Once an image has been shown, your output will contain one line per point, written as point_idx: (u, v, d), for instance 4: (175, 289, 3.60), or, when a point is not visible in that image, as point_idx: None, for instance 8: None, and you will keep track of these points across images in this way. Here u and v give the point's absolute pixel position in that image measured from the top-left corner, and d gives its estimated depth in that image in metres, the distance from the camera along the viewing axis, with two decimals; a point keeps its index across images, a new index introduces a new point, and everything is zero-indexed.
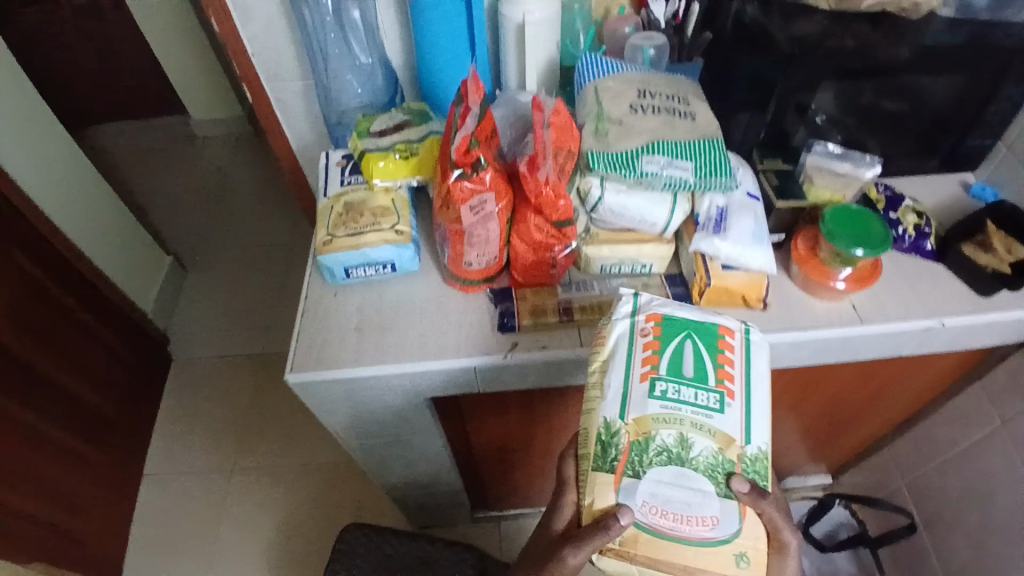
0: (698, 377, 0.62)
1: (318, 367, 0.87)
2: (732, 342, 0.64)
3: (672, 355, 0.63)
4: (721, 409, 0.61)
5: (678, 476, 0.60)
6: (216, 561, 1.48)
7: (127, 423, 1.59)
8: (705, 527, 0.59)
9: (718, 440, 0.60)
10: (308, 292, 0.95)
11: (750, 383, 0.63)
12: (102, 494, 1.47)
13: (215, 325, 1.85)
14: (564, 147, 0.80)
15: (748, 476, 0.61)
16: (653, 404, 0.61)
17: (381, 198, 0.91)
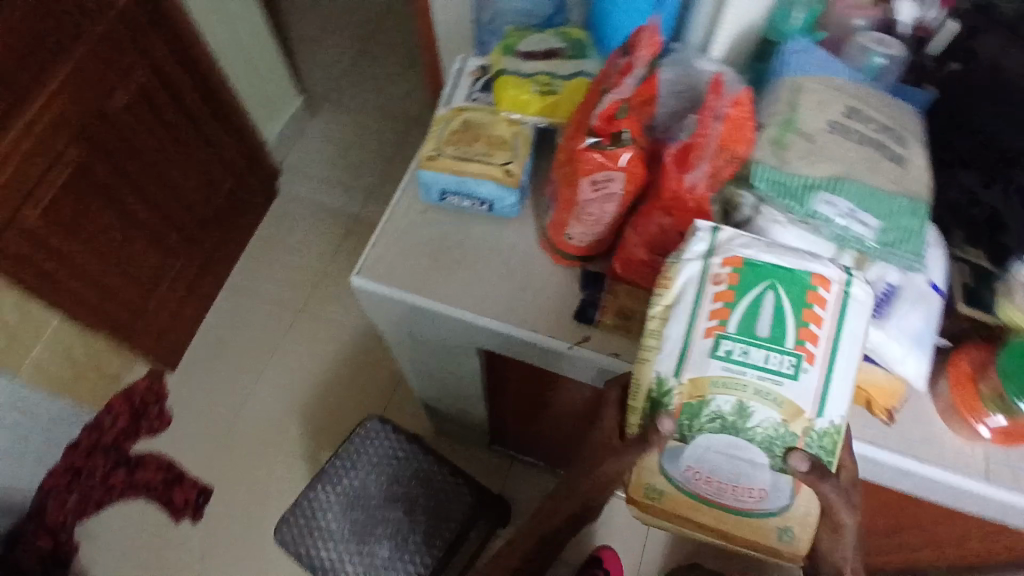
0: (773, 338, 0.55)
1: (386, 284, 0.83)
2: (827, 294, 0.56)
3: (749, 309, 0.55)
4: (795, 376, 0.54)
5: (728, 446, 0.57)
6: (257, 389, 1.58)
7: (218, 238, 1.65)
8: (752, 498, 0.61)
9: (783, 411, 0.55)
10: (400, 198, 0.89)
11: (837, 346, 0.55)
12: (178, 295, 1.55)
13: (325, 170, 1.85)
14: (730, 148, 0.68)
15: (811, 450, 0.56)
16: (714, 364, 0.55)
17: (503, 128, 0.85)
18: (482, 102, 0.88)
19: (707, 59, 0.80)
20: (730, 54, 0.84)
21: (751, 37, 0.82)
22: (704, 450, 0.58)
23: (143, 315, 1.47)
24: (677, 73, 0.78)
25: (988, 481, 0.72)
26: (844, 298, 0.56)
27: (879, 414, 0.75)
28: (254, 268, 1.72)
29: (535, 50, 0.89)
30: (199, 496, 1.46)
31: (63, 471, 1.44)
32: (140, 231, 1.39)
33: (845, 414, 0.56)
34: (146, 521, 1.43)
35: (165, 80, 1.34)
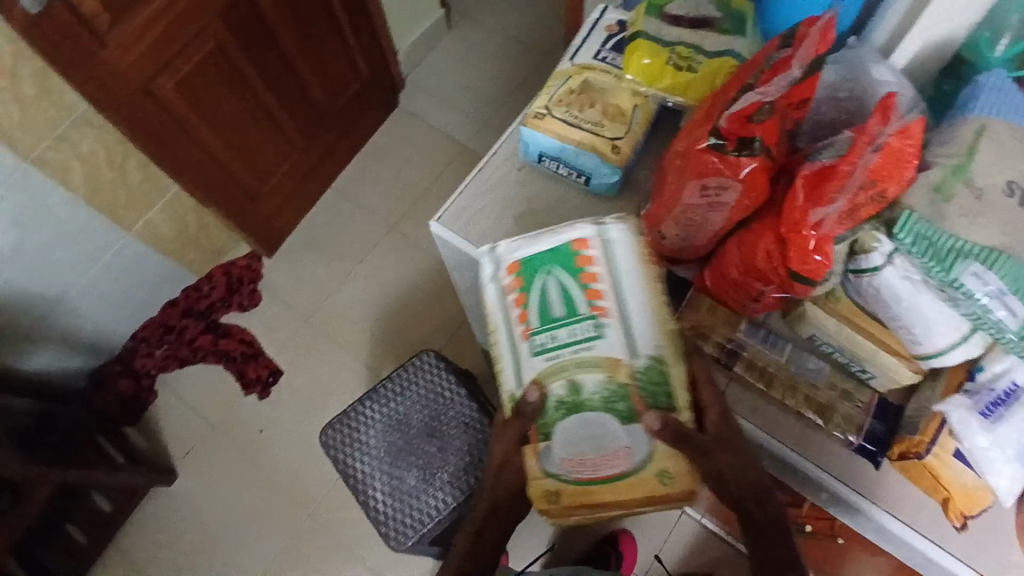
0: (567, 313, 0.61)
1: (463, 236, 0.80)
2: (591, 253, 0.62)
3: (538, 300, 0.62)
4: (601, 335, 0.60)
5: (581, 424, 0.58)
6: (339, 291, 1.64)
7: (335, 140, 1.67)
8: (622, 461, 0.58)
9: (606, 368, 0.59)
10: (498, 150, 0.84)
11: (621, 289, 0.61)
12: (287, 188, 1.61)
13: (448, 91, 1.81)
14: (879, 185, 0.56)
15: (648, 392, 0.58)
16: (536, 361, 0.61)
17: (623, 98, 0.78)
18: (612, 63, 0.80)
19: (884, 64, 0.64)
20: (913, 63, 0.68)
21: (943, 51, 0.66)
22: (566, 432, 0.59)
23: (254, 199, 1.53)
24: (840, 78, 0.66)
25: None
26: (608, 247, 0.63)
27: (954, 517, 0.64)
28: (359, 175, 1.75)
29: (681, 15, 0.77)
30: (269, 376, 1.56)
31: (156, 324, 1.57)
32: (264, 117, 1.43)
33: (660, 344, 0.59)
34: (220, 387, 1.56)
35: None
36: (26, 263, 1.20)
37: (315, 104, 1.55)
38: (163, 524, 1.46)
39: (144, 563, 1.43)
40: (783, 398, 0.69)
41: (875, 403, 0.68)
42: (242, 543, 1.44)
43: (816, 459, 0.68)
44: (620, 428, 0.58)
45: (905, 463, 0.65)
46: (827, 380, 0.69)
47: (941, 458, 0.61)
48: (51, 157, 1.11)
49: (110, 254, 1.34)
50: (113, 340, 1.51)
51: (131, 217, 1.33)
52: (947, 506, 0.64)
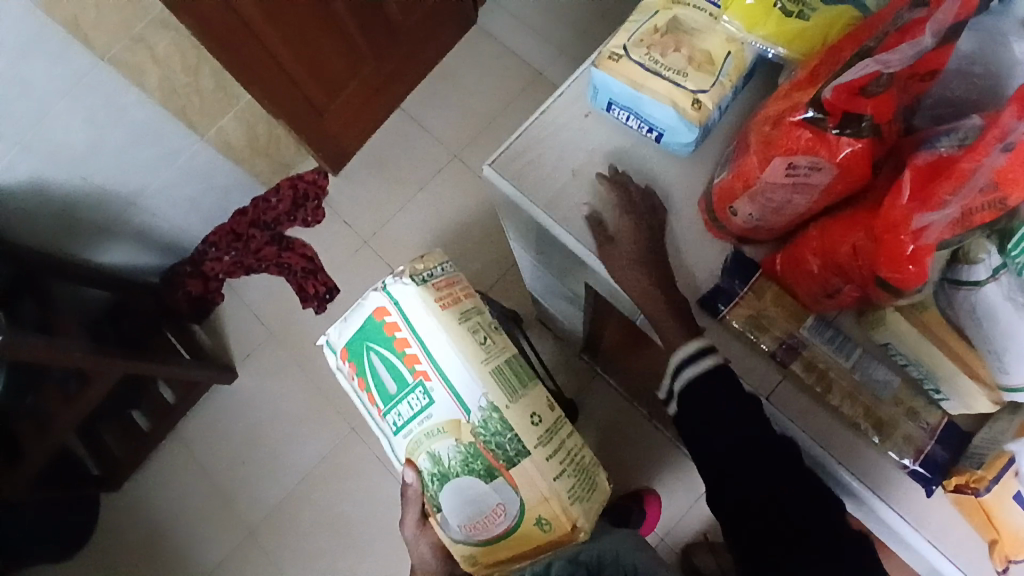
0: (400, 385, 0.77)
1: (517, 186, 0.73)
2: (389, 319, 0.77)
3: (370, 380, 0.78)
4: (429, 396, 0.76)
5: (461, 490, 0.77)
6: (399, 214, 1.63)
7: (407, 58, 1.61)
8: (503, 514, 0.77)
9: (449, 428, 0.76)
10: (565, 90, 0.75)
11: (431, 352, 0.76)
12: (356, 106, 1.58)
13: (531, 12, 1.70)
14: (1003, 190, 0.47)
15: (487, 437, 0.75)
16: (400, 440, 0.79)
17: (715, 43, 0.66)
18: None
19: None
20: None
21: None
22: (451, 502, 0.78)
23: (323, 114, 1.51)
24: (979, 51, 0.54)
25: None
26: (401, 309, 0.77)
27: (998, 560, 0.58)
28: (429, 96, 1.70)
29: None
30: (326, 292, 1.60)
31: (226, 231, 1.61)
32: (338, 29, 1.39)
33: (483, 392, 0.75)
34: (282, 298, 1.61)
35: None
36: (105, 160, 1.22)
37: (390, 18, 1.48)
38: (222, 419, 1.56)
39: (203, 451, 1.54)
40: (839, 406, 0.63)
41: (944, 426, 0.61)
42: (291, 447, 1.52)
43: (864, 472, 0.63)
44: (488, 486, 0.77)
45: (959, 494, 0.59)
46: (891, 393, 0.62)
47: (999, 496, 0.57)
48: (127, 57, 1.09)
49: (184, 159, 1.36)
50: (183, 243, 1.57)
51: (205, 123, 1.33)
52: (992, 548, 0.59)
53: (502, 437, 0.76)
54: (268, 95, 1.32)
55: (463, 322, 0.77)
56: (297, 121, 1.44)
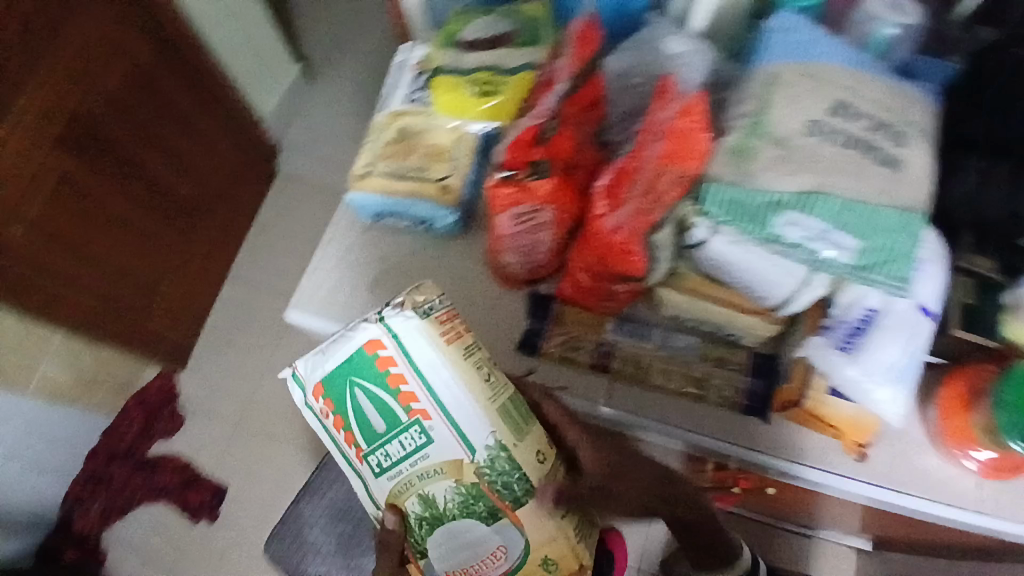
0: (389, 425, 0.58)
1: (323, 317, 0.76)
2: (383, 353, 0.57)
3: (354, 421, 0.59)
4: (427, 439, 0.57)
5: (452, 536, 0.59)
6: (265, 380, 1.54)
7: (218, 229, 1.57)
8: (500, 558, 0.59)
9: (449, 472, 0.57)
10: (337, 218, 0.80)
11: (433, 387, 0.57)
12: (181, 297, 1.51)
13: (327, 145, 1.72)
14: (673, 167, 0.58)
15: (495, 483, 0.58)
16: (385, 483, 0.59)
17: (441, 136, 0.73)
18: (422, 102, 0.73)
19: (677, 38, 0.65)
20: (714, 24, 0.68)
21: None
22: (441, 548, 0.59)
23: (148, 318, 1.44)
24: (633, 61, 0.66)
25: (981, 514, 0.68)
26: (400, 341, 0.56)
27: (851, 450, 0.68)
28: (254, 256, 1.65)
29: (480, 37, 0.72)
30: (214, 497, 1.47)
31: (83, 481, 1.46)
32: (135, 234, 1.34)
33: (495, 432, 0.57)
34: (169, 524, 1.47)
35: (145, 77, 1.25)
36: None
37: (188, 203, 1.46)
38: None
39: None
40: (663, 383, 0.71)
41: (752, 363, 0.70)
42: None
43: (710, 433, 0.70)
44: (489, 529, 0.58)
45: (794, 413, 0.68)
46: (700, 352, 0.70)
47: (817, 398, 0.67)
48: None
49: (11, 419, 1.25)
50: (46, 510, 1.42)
51: (23, 376, 1.24)
52: (844, 441, 0.68)
53: (517, 487, 0.57)
54: (70, 315, 1.26)
55: (472, 356, 0.58)
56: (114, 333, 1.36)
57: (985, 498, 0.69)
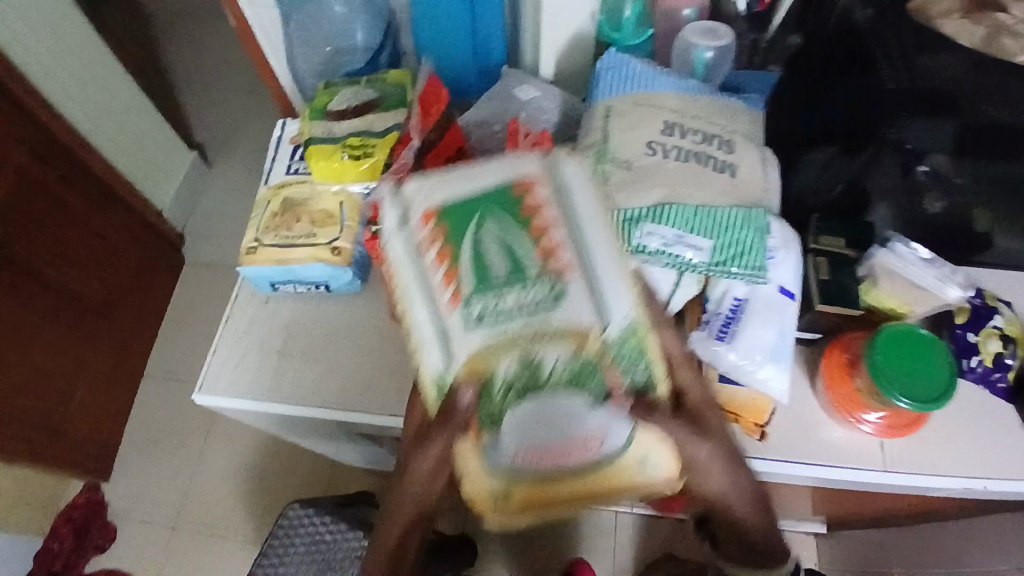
0: (515, 273, 0.42)
1: (232, 394, 0.76)
2: (536, 194, 0.43)
3: (472, 258, 0.42)
4: (559, 300, 0.41)
5: (547, 411, 0.44)
6: (198, 473, 1.47)
7: (128, 325, 1.52)
8: (593, 446, 0.48)
9: (571, 341, 0.41)
10: (236, 295, 0.81)
11: (590, 246, 0.42)
12: (97, 400, 1.44)
13: (233, 224, 1.71)
14: None
15: (620, 365, 0.44)
16: (478, 338, 0.41)
17: (326, 200, 0.75)
18: (304, 172, 0.78)
19: (526, 86, 0.73)
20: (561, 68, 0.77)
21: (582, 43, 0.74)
22: (525, 423, 0.45)
23: (65, 428, 1.36)
24: (491, 111, 0.72)
25: (887, 472, 0.71)
26: (560, 188, 0.43)
27: (752, 432, 0.71)
28: (172, 348, 1.60)
29: (345, 106, 0.76)
30: None
31: None
32: (39, 342, 1.28)
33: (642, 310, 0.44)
34: None
35: (31, 180, 1.23)
36: None
37: (93, 303, 1.41)
38: None
39: None
40: None
41: None
42: None
43: None
44: (595, 412, 0.45)
45: None
46: None
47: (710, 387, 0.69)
48: None
49: None
50: None
51: None
52: (744, 425, 0.71)
53: (641, 373, 0.45)
54: None
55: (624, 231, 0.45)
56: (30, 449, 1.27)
57: (888, 455, 0.71)
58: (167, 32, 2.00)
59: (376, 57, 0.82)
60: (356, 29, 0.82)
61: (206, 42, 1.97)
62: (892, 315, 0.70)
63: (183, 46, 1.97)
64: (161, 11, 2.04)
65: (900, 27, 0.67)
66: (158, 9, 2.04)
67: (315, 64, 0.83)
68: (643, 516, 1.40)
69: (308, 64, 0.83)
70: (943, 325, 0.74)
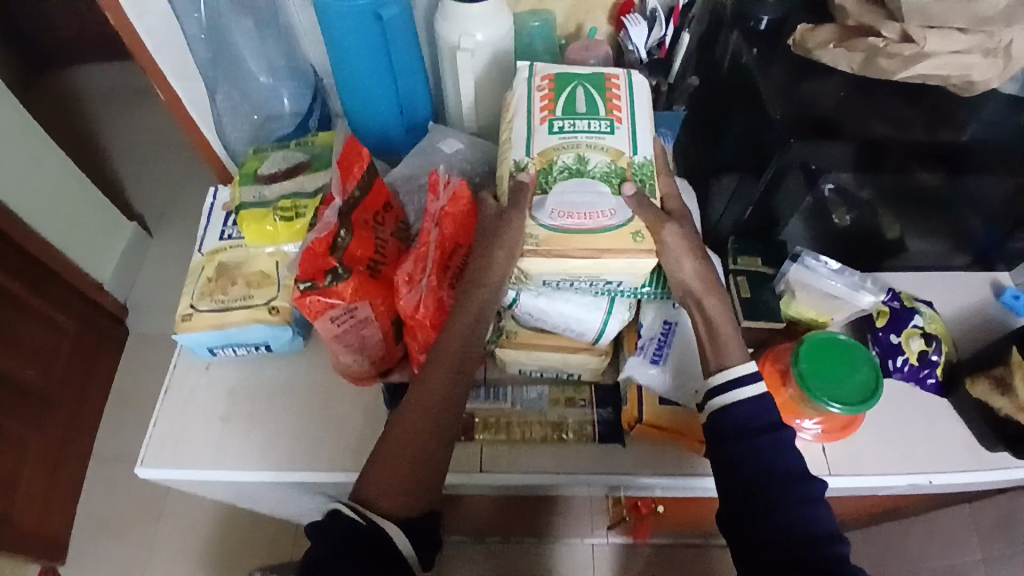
0: (589, 111, 0.62)
1: (174, 466, 0.74)
2: (618, 81, 0.64)
3: (565, 98, 0.63)
4: (612, 131, 0.61)
5: (581, 185, 0.60)
6: (155, 553, 1.40)
7: (71, 403, 1.46)
8: (606, 219, 0.58)
9: (610, 154, 0.61)
10: (176, 365, 0.80)
11: (636, 108, 0.64)
12: (42, 485, 1.37)
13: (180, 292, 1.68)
14: (453, 244, 0.66)
15: (638, 180, 0.61)
16: (553, 139, 0.61)
17: (262, 261, 0.76)
18: (237, 237, 0.78)
19: (448, 141, 0.77)
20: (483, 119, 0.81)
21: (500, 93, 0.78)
22: (567, 192, 0.59)
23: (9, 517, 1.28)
24: (417, 165, 0.76)
25: (833, 476, 0.73)
26: (632, 83, 0.65)
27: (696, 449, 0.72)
28: (121, 424, 1.54)
29: (275, 170, 0.76)
30: None
31: None
32: None
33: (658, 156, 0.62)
34: None
35: None
36: None
37: (34, 383, 1.36)
38: None
39: None
40: (524, 435, 0.74)
41: (596, 395, 0.76)
42: None
43: (577, 468, 0.73)
44: (613, 196, 0.59)
45: (639, 431, 0.72)
46: (552, 397, 0.76)
47: (651, 410, 0.70)
48: None
49: None
50: None
51: None
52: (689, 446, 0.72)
53: (651, 193, 0.61)
54: None
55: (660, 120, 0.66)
56: None
57: (833, 459, 0.73)
58: (100, 109, 1.99)
59: (305, 122, 0.83)
60: (282, 95, 0.83)
61: (140, 116, 1.97)
62: (815, 325, 0.77)
63: (117, 121, 1.97)
64: (92, 90, 2.04)
65: (788, 59, 0.72)
66: (89, 88, 2.04)
67: (244, 132, 0.85)
68: (620, 546, 1.39)
69: (237, 133, 0.85)
70: (867, 329, 0.79)
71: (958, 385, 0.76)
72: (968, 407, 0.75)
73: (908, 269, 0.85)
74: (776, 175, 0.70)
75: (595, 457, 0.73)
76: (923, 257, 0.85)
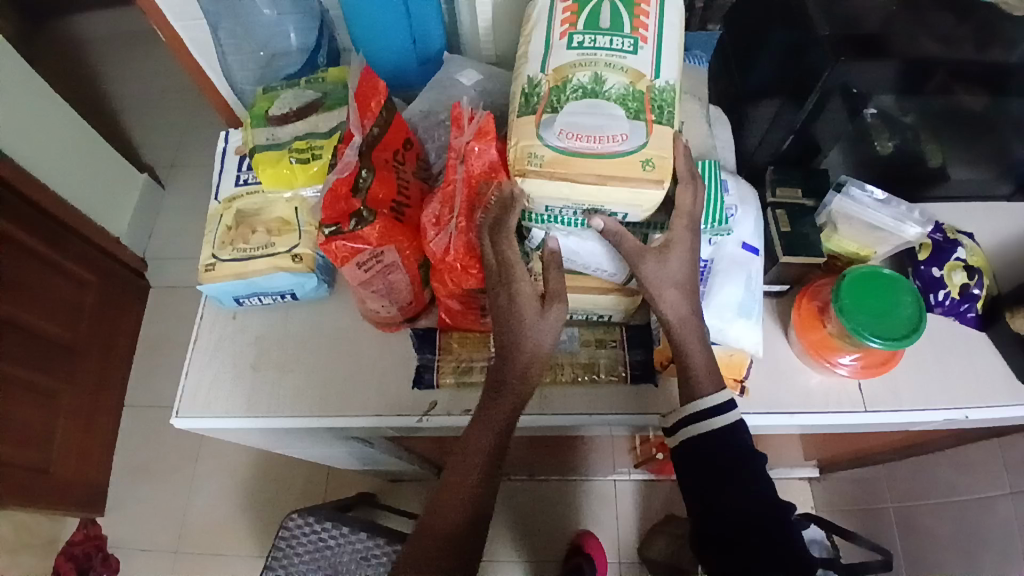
0: (612, 27, 0.58)
1: (207, 416, 0.74)
2: None
3: (589, 11, 0.58)
4: (635, 51, 0.57)
5: (592, 107, 0.56)
6: (194, 492, 1.45)
7: (100, 355, 1.48)
8: (613, 145, 0.55)
9: (629, 76, 0.57)
10: (202, 314, 0.80)
11: (663, 25, 0.59)
12: (79, 433, 1.41)
13: (196, 243, 1.67)
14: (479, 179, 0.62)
15: (656, 105, 0.57)
16: (571, 55, 0.57)
17: (281, 207, 0.74)
18: (254, 182, 0.76)
19: (467, 73, 0.73)
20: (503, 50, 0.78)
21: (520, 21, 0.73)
22: (578, 115, 0.56)
23: (51, 464, 1.33)
24: (433, 100, 0.73)
25: (867, 411, 0.71)
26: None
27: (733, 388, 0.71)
28: (151, 374, 1.57)
29: (288, 110, 0.73)
30: None
31: None
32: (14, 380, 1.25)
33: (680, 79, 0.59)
34: None
35: None
36: None
37: (64, 338, 1.38)
38: None
39: None
40: (555, 378, 0.73)
41: (627, 337, 0.74)
42: None
43: (610, 408, 0.72)
44: (625, 121, 0.56)
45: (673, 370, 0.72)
46: (584, 339, 0.74)
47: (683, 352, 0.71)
48: None
49: None
50: None
51: None
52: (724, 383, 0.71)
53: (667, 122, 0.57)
54: None
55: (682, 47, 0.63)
56: (21, 488, 1.24)
57: (868, 396, 0.72)
58: (100, 59, 1.94)
59: (313, 58, 0.81)
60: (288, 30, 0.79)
61: (143, 64, 1.92)
62: (856, 259, 0.74)
63: (120, 69, 1.92)
64: (91, 37, 1.98)
65: None
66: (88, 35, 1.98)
67: (251, 72, 0.81)
68: (641, 482, 1.41)
69: (244, 74, 0.81)
70: (908, 263, 0.76)
71: (999, 318, 0.74)
72: (1007, 342, 0.73)
73: (948, 199, 0.81)
74: (819, 100, 0.66)
75: (627, 397, 0.73)
76: (965, 188, 0.81)
